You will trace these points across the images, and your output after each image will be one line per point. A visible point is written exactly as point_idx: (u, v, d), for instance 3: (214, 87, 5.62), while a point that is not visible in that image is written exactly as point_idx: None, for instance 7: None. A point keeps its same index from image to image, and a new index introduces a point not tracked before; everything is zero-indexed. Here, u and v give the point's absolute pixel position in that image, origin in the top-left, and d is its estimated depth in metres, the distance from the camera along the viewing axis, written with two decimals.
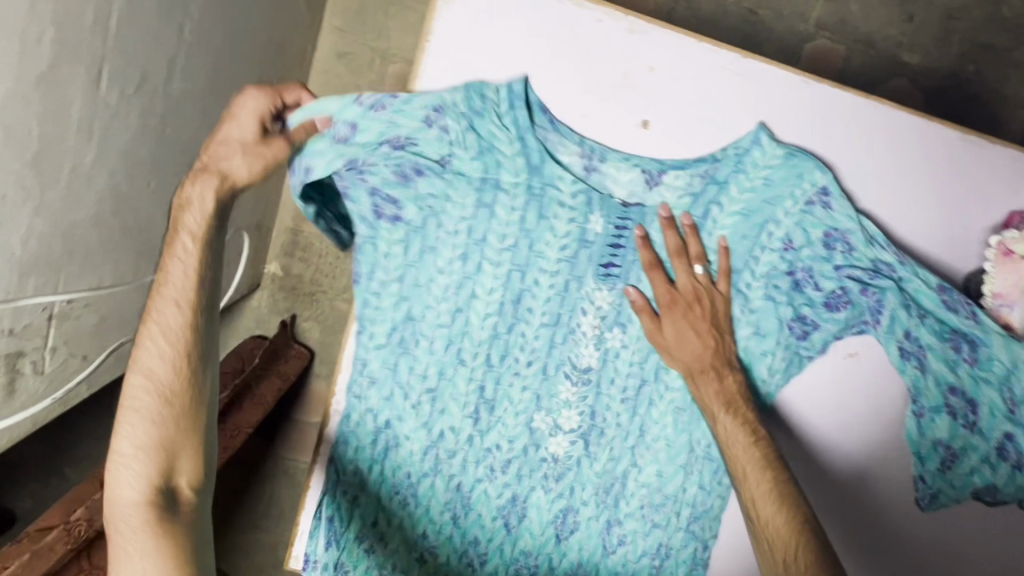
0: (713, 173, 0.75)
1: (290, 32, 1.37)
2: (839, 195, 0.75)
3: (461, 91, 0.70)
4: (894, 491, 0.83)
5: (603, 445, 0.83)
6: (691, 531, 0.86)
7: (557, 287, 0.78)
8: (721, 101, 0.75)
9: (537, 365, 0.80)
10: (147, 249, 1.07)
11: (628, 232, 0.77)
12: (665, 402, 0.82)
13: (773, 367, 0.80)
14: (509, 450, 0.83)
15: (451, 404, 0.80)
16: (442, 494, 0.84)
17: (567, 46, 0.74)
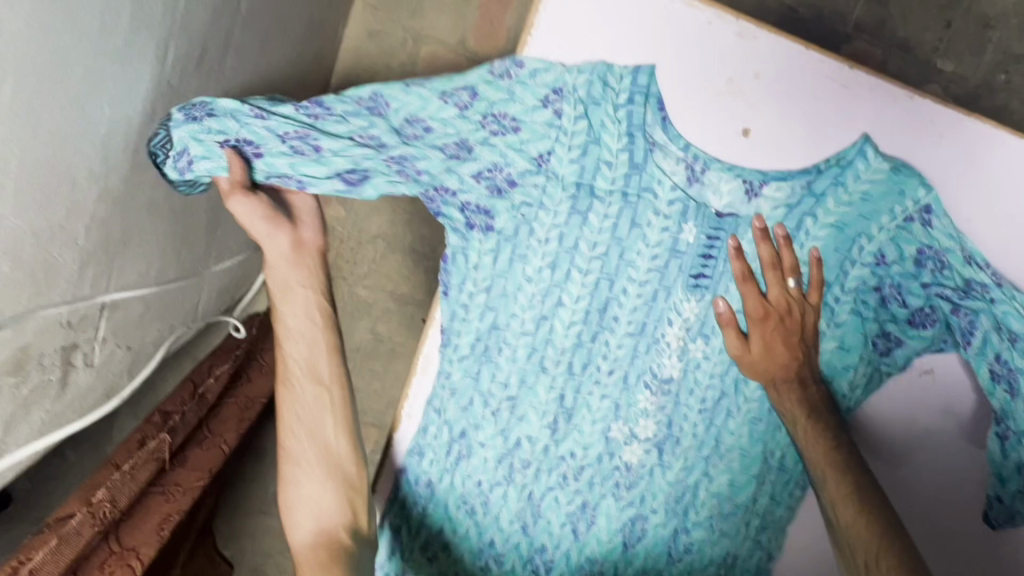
0: (812, 188, 0.75)
1: (328, 7, 1.29)
2: (941, 213, 0.74)
3: (584, 76, 0.70)
4: (970, 512, 0.83)
5: (678, 455, 0.82)
6: (758, 541, 0.85)
7: (643, 297, 0.78)
8: (828, 112, 0.73)
9: (618, 375, 0.80)
10: (188, 233, 1.02)
11: (720, 243, 0.76)
12: (742, 413, 0.81)
13: (854, 383, 0.80)
14: (583, 458, 0.82)
15: (531, 412, 0.81)
16: (513, 503, 0.84)
17: (673, 50, 0.71)
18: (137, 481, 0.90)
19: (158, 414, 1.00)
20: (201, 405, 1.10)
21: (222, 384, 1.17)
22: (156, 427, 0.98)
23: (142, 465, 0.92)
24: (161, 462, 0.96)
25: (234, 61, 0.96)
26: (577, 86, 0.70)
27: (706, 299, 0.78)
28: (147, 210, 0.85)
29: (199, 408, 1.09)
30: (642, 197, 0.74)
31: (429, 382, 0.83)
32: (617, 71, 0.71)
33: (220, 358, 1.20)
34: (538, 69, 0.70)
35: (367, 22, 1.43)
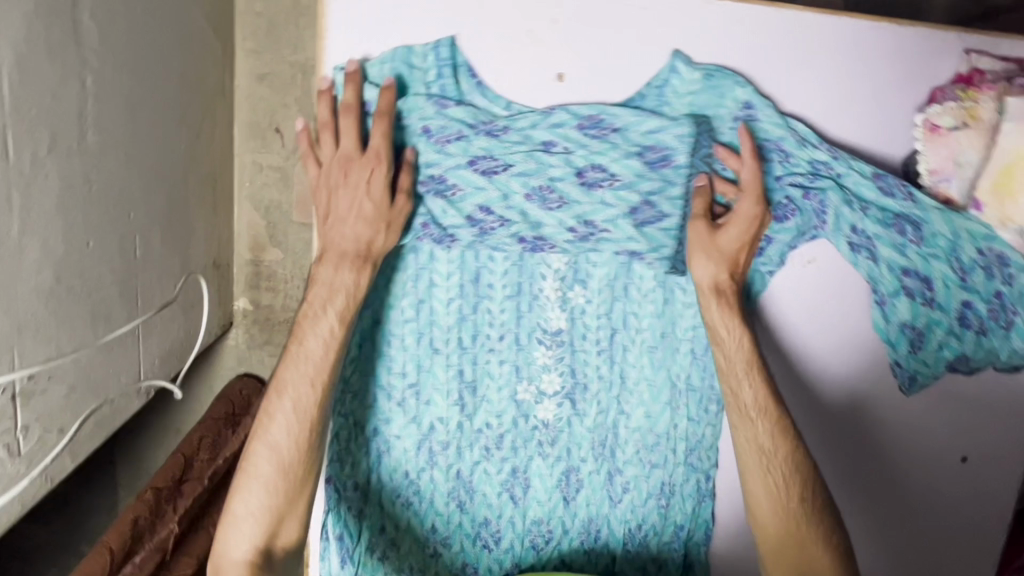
0: (643, 110, 0.75)
1: (201, 64, 1.36)
2: (762, 106, 0.76)
3: (387, 64, 0.73)
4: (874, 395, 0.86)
5: (590, 401, 0.84)
6: (689, 464, 0.88)
7: (511, 259, 0.79)
8: (629, 39, 0.75)
9: (509, 339, 0.82)
10: (104, 306, 1.06)
11: (586, 178, 0.76)
12: (637, 345, 0.83)
13: (734, 289, 0.82)
14: (499, 426, 0.85)
15: (435, 395, 0.83)
16: (443, 486, 0.86)
17: (465, 18, 0.73)
18: None
19: (150, 493, 1.12)
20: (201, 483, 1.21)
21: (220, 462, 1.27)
22: (148, 509, 1.10)
23: (147, 557, 1.07)
24: (166, 551, 1.10)
25: (97, 135, 1.00)
26: (383, 76, 0.73)
27: (571, 249, 0.79)
28: (39, 292, 0.89)
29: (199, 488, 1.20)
30: (474, 170, 0.75)
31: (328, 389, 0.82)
32: (418, 51, 0.73)
33: (208, 429, 1.30)
34: (342, 84, 0.72)
35: (253, 67, 1.51)
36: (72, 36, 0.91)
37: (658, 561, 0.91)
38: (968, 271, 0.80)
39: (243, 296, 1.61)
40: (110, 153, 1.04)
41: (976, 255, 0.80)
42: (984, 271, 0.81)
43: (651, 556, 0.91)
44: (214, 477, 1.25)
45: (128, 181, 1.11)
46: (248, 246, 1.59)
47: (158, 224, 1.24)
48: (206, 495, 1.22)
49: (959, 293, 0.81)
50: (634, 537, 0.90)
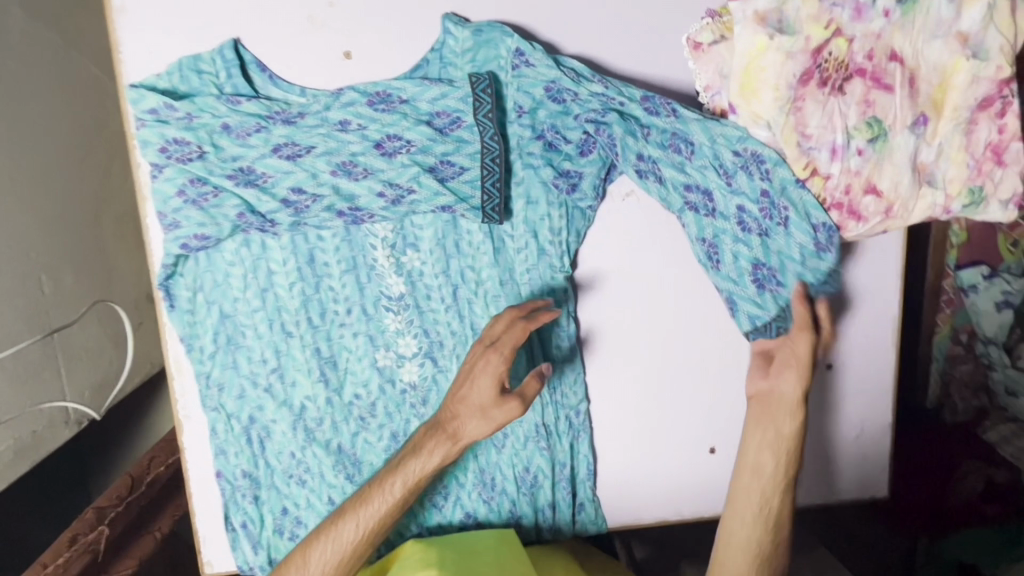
0: (428, 77, 0.81)
1: (100, 110, 1.43)
2: (534, 50, 0.79)
3: (175, 74, 0.78)
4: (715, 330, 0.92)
5: (449, 357, 0.88)
6: (556, 401, 0.90)
7: (338, 235, 0.84)
8: (402, 12, 0.80)
9: (356, 311, 0.86)
10: (8, 341, 1.14)
11: (389, 145, 0.80)
12: (481, 297, 0.87)
13: (555, 228, 0.85)
14: (369, 395, 0.89)
15: (298, 374, 0.87)
16: (327, 460, 0.89)
17: (245, 19, 0.78)
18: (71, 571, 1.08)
19: (91, 511, 1.16)
20: (147, 492, 1.26)
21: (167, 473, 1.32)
22: (88, 524, 1.15)
23: (76, 559, 1.10)
24: (97, 552, 1.13)
25: None
26: (174, 86, 0.78)
27: (392, 217, 0.83)
28: None
29: (142, 497, 1.25)
30: (287, 157, 0.79)
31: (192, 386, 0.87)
32: (205, 57, 0.78)
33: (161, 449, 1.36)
34: (134, 99, 0.77)
35: None
36: None
37: (556, 504, 0.93)
38: (733, 174, 0.76)
39: None
40: None
41: (730, 159, 0.75)
42: (743, 173, 0.75)
43: (549, 500, 0.92)
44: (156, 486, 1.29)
45: (19, 224, 1.18)
46: None
47: (69, 262, 1.31)
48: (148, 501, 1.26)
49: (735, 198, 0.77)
50: (524, 481, 0.92)
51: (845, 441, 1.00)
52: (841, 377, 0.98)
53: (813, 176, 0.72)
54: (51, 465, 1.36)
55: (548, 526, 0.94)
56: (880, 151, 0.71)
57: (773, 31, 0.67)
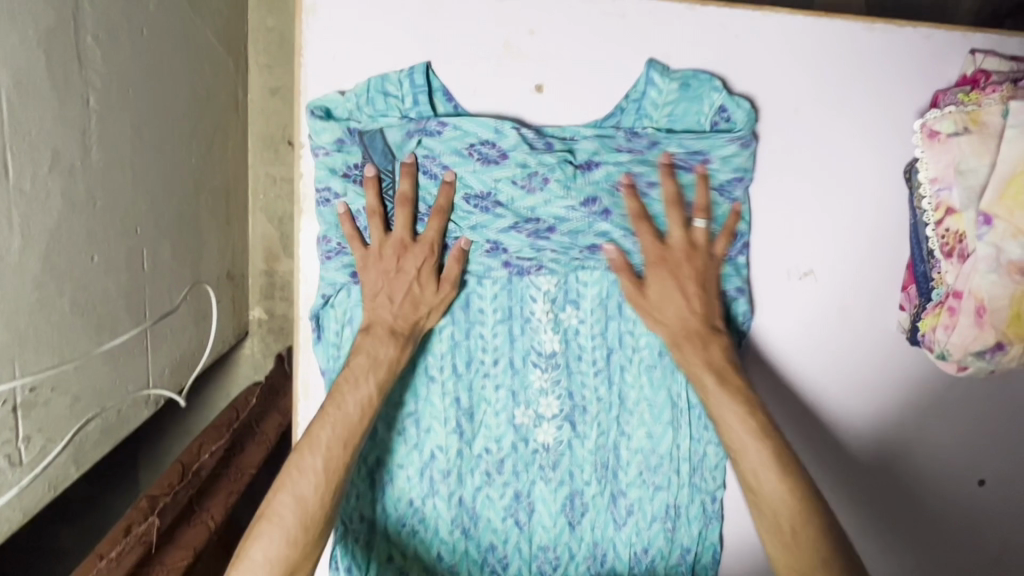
0: (620, 126, 0.75)
1: (211, 81, 1.38)
2: (738, 108, 0.74)
3: (360, 94, 0.73)
4: (870, 437, 0.86)
5: (590, 423, 0.82)
6: (693, 484, 0.84)
7: (499, 283, 0.77)
8: (602, 51, 0.74)
9: (503, 363, 0.80)
10: (110, 321, 1.08)
11: (578, 188, 0.74)
12: (635, 365, 0.81)
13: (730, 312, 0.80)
14: (499, 451, 0.82)
15: (434, 421, 0.80)
16: (446, 513, 0.83)
17: (435, 38, 0.72)
18: (124, 566, 1.00)
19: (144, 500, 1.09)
20: (193, 481, 1.20)
21: (217, 458, 1.26)
22: (142, 514, 1.08)
23: (129, 550, 1.02)
24: (150, 545, 1.05)
25: (103, 153, 1.03)
26: (358, 108, 0.73)
27: (559, 271, 0.77)
28: (39, 303, 0.91)
29: (192, 486, 1.19)
30: (466, 199, 0.74)
31: None
32: (393, 79, 0.73)
33: (209, 435, 1.30)
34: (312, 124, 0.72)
35: (265, 82, 1.56)
36: (76, 58, 0.94)
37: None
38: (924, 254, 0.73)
39: (258, 306, 1.66)
40: (116, 169, 1.07)
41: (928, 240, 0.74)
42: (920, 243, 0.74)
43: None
44: (200, 472, 1.22)
45: (135, 195, 1.13)
46: (262, 256, 1.63)
47: (167, 238, 1.26)
48: (196, 488, 1.19)
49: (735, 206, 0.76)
50: (641, 562, 0.86)
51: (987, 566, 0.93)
52: (994, 498, 0.91)
53: None
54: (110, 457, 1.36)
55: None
56: None
57: None
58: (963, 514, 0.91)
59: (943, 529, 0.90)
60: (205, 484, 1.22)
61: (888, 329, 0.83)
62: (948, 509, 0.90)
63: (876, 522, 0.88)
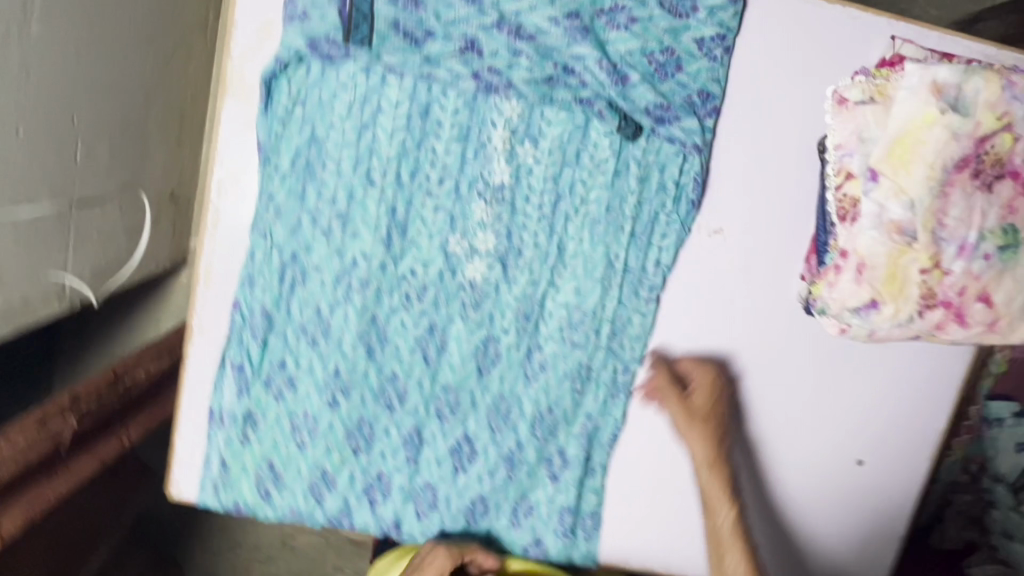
0: None
1: None
2: None
3: None
4: (790, 338, 0.87)
5: (522, 268, 0.82)
6: (610, 349, 0.85)
7: (463, 99, 0.77)
8: None
9: (448, 185, 0.79)
10: (28, 196, 1.04)
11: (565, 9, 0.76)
12: (580, 217, 0.81)
13: (667, 211, 0.82)
14: (425, 276, 0.81)
15: (363, 227, 0.79)
16: (355, 327, 0.82)
17: None
18: (27, 457, 0.88)
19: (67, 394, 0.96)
20: (120, 394, 1.09)
21: (150, 379, 1.16)
22: (61, 406, 0.94)
23: (38, 443, 0.90)
24: (60, 444, 0.93)
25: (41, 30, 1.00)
26: None
27: (528, 98, 0.77)
28: None
29: (117, 397, 1.08)
30: None
31: (224, 313, 0.80)
32: None
33: (150, 351, 1.20)
34: None
35: None
36: None
37: (557, 480, 0.89)
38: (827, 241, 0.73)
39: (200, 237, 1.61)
40: (54, 51, 1.04)
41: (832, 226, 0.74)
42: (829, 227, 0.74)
43: (557, 450, 0.89)
44: (131, 387, 1.11)
45: (75, 84, 1.11)
46: None
47: (106, 138, 1.22)
48: (122, 403, 1.08)
49: (705, 68, 0.78)
50: (543, 421, 0.86)
51: (856, 546, 0.95)
52: (870, 475, 0.93)
53: (935, 269, 0.65)
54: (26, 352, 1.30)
55: (529, 512, 0.90)
56: (1006, 262, 0.66)
57: (946, 106, 0.63)
58: (835, 487, 0.93)
59: (839, 455, 0.92)
60: (131, 399, 1.12)
61: (788, 296, 0.85)
62: (853, 437, 0.92)
63: (796, 468, 0.93)
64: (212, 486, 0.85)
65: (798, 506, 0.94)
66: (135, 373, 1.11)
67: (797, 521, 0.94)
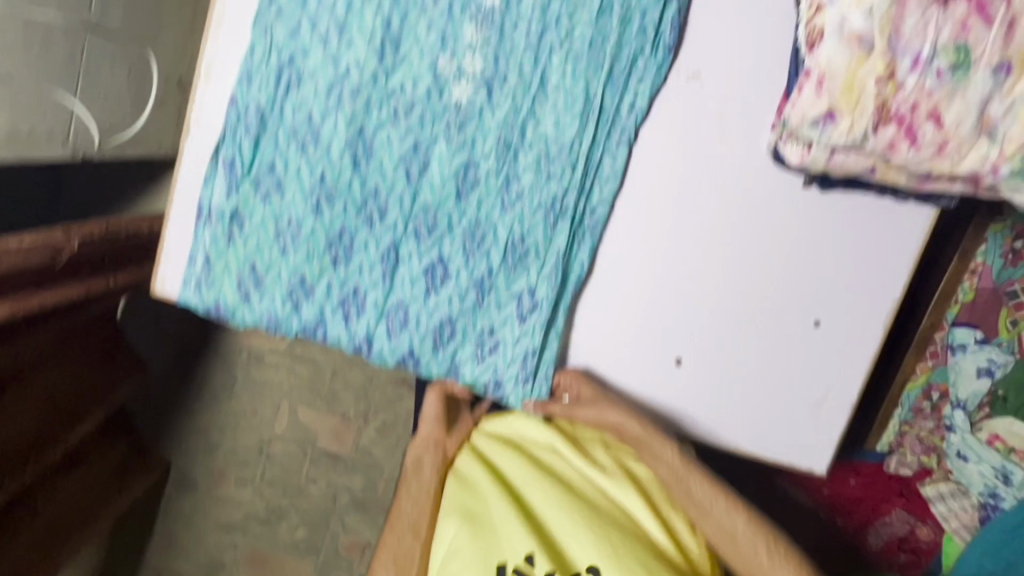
0: None
1: None
2: None
3: None
4: (758, 193, 0.91)
5: (505, 95, 0.86)
6: (583, 187, 0.87)
7: None
8: None
9: (442, 4, 0.83)
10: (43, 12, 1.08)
11: None
12: (564, 49, 0.85)
13: (647, 53, 0.85)
14: (413, 93, 0.85)
15: (358, 36, 0.84)
16: (343, 135, 0.86)
17: None
18: (24, 261, 0.95)
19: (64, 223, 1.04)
20: (121, 239, 1.15)
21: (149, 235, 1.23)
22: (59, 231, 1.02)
23: (35, 253, 0.97)
24: (55, 260, 1.00)
25: None
26: None
27: None
28: None
29: (117, 241, 1.15)
30: None
31: (223, 110, 0.85)
32: None
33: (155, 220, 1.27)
34: None
35: None
36: None
37: (524, 321, 0.90)
38: None
39: None
40: None
41: None
42: None
43: (527, 288, 0.90)
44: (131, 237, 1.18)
45: None
46: None
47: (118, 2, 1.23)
48: (120, 247, 1.15)
49: None
50: (515, 251, 0.89)
51: (805, 405, 0.99)
52: (825, 336, 0.97)
53: (890, 78, 0.70)
54: (26, 192, 1.30)
55: (494, 349, 0.92)
56: (957, 81, 0.70)
57: None
58: (791, 345, 0.97)
59: (797, 318, 0.96)
60: (129, 249, 1.18)
61: (760, 147, 0.89)
62: (811, 299, 0.95)
63: (755, 328, 0.96)
64: (195, 282, 0.89)
65: (757, 368, 0.98)
66: (135, 225, 1.20)
67: (752, 380, 0.98)
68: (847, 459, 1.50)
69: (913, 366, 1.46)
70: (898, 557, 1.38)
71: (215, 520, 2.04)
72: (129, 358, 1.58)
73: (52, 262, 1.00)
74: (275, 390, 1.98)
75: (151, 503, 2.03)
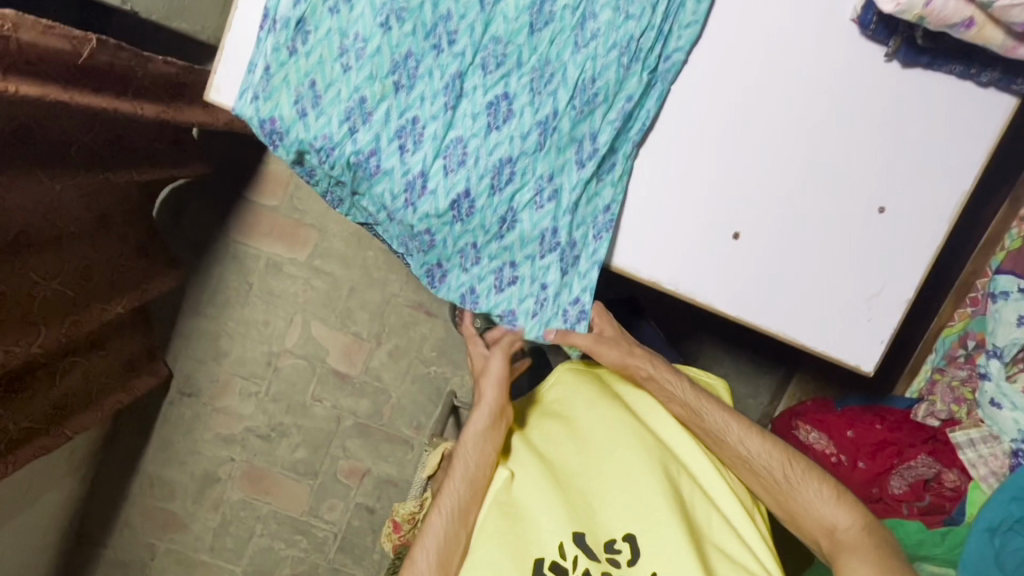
0: None
1: None
2: None
3: None
4: (833, 62, 0.89)
5: None
6: (661, 31, 0.86)
7: None
8: None
9: None
10: None
11: None
12: None
13: None
14: None
15: None
16: None
17: None
18: (47, 44, 0.89)
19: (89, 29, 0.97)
20: (140, 63, 1.08)
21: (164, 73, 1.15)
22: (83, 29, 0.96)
23: (57, 39, 0.91)
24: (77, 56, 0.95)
25: None
26: None
27: None
28: None
29: (137, 65, 1.08)
30: None
31: None
32: None
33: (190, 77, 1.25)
34: None
35: None
36: None
37: (583, 167, 0.89)
38: None
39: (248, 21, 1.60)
40: None
41: None
42: None
43: (590, 133, 0.89)
44: (147, 74, 1.11)
45: None
46: None
47: None
48: (139, 78, 1.11)
49: None
50: (584, 92, 0.87)
51: (861, 298, 0.96)
52: (889, 225, 0.94)
53: None
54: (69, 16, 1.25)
55: (553, 197, 0.90)
56: None
57: None
58: (853, 232, 0.94)
59: (860, 201, 0.93)
60: (139, 83, 1.11)
61: (839, 14, 0.88)
62: (877, 183, 0.93)
63: (816, 207, 0.93)
64: (252, 96, 0.86)
65: (812, 252, 0.95)
66: (168, 70, 1.16)
67: (806, 265, 0.95)
68: (874, 407, 1.48)
69: (950, 312, 1.45)
70: (922, 499, 1.37)
71: (214, 431, 1.95)
72: (162, 260, 1.58)
73: (72, 56, 0.94)
74: (290, 303, 1.83)
75: (149, 407, 1.94)
